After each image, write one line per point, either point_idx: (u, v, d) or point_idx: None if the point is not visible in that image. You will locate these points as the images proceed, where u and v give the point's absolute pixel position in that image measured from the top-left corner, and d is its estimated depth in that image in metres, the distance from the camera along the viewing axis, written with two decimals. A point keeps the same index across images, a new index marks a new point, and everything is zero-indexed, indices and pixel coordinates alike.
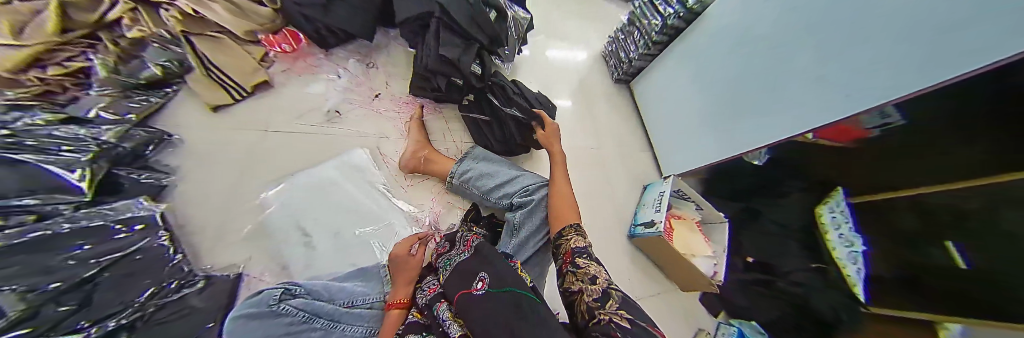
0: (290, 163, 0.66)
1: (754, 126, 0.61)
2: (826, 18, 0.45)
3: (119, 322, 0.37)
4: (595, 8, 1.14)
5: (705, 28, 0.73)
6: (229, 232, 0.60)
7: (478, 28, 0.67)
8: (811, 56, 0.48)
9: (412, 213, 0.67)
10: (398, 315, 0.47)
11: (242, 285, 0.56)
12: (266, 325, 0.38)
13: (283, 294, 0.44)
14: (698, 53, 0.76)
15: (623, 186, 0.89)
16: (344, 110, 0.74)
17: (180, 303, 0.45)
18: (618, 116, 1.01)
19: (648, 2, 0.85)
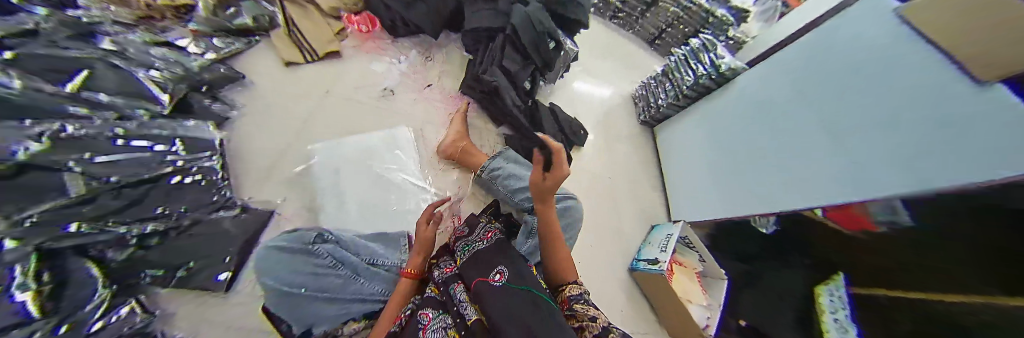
0: (341, 124, 0.72)
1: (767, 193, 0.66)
2: (843, 110, 0.51)
3: (157, 228, 0.45)
4: (635, 56, 1.23)
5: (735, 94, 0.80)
6: (272, 171, 0.64)
7: (537, 52, 0.76)
8: (827, 140, 0.53)
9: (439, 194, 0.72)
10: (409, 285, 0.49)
11: (273, 221, 0.60)
12: (296, 263, 0.46)
13: (318, 238, 0.50)
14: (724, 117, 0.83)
15: (632, 222, 0.92)
16: (398, 91, 0.81)
17: (213, 225, 0.52)
18: (639, 156, 1.06)
19: (684, 60, 0.95)
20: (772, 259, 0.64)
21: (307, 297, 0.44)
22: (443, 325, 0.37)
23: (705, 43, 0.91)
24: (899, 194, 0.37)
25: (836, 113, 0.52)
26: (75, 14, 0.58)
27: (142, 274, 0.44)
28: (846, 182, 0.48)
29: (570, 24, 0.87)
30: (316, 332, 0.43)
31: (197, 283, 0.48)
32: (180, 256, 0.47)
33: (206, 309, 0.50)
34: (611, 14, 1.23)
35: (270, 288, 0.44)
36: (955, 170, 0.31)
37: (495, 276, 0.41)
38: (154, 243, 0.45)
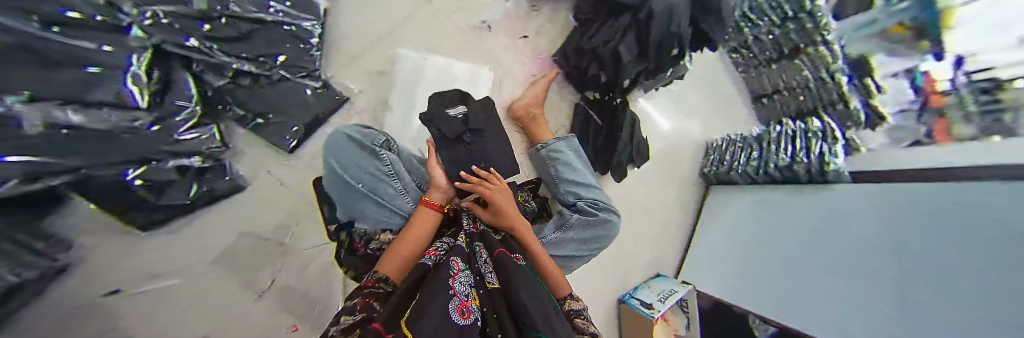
0: (434, 38, 0.67)
1: (789, 303, 0.67)
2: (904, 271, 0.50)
3: (251, 69, 0.47)
4: (731, 102, 1.12)
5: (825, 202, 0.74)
6: (358, 59, 0.61)
7: (657, 50, 0.65)
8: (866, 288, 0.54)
9: None
10: (434, 216, 0.45)
11: (341, 109, 0.59)
12: (361, 158, 0.47)
13: (384, 145, 0.50)
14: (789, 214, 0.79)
15: (642, 264, 0.94)
16: (493, 29, 0.74)
17: (290, 86, 0.52)
18: (679, 207, 1.03)
19: (792, 135, 0.86)
20: None
21: (361, 193, 0.46)
22: (471, 279, 0.33)
23: (828, 130, 0.80)
24: None
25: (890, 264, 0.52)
26: None
27: (230, 109, 0.48)
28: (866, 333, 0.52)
29: (700, 38, 0.75)
30: (358, 226, 0.45)
31: (268, 135, 0.51)
32: (263, 105, 0.49)
33: (268, 161, 0.54)
34: (731, 47, 1.06)
35: (332, 168, 0.46)
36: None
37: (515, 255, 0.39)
38: (245, 83, 0.47)
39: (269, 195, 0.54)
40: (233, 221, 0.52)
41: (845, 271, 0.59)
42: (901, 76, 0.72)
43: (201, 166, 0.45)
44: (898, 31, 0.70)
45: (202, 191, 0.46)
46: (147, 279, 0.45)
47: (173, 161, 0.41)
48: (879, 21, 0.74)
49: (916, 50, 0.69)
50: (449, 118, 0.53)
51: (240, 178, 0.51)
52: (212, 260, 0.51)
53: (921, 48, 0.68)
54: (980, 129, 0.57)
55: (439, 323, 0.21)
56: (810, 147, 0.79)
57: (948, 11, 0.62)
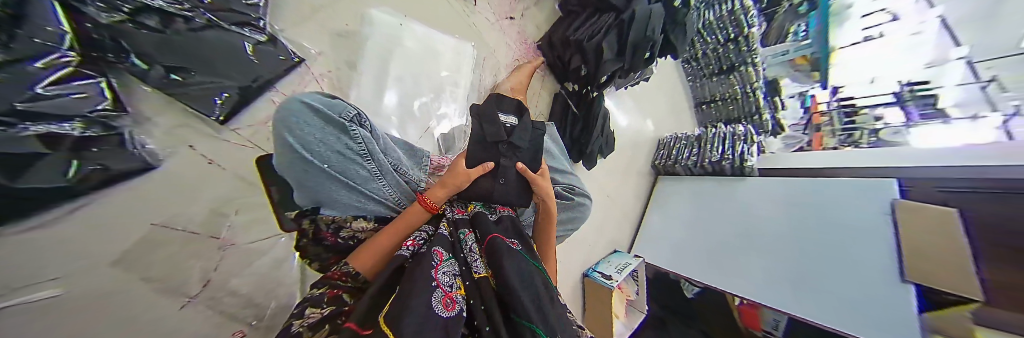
0: (416, 4, 0.64)
1: (719, 263, 0.86)
2: (815, 243, 0.71)
3: (164, 7, 0.36)
4: (678, 105, 1.30)
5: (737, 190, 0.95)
6: (324, 14, 0.55)
7: (634, 50, 0.70)
8: (785, 253, 0.75)
9: None
10: (420, 216, 0.38)
11: (295, 72, 0.53)
12: (326, 135, 0.34)
13: (356, 119, 0.38)
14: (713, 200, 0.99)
15: (602, 243, 1.05)
16: (478, 6, 0.73)
17: (222, 34, 0.41)
18: (634, 193, 1.17)
19: (722, 135, 1.05)
20: (688, 320, 0.87)
21: (326, 175, 0.35)
22: (455, 270, 0.32)
23: (750, 134, 0.97)
24: (818, 312, 0.63)
25: (848, 258, 0.64)
26: None
27: (125, 61, 0.35)
28: (782, 285, 0.71)
29: (666, 46, 0.84)
30: (324, 213, 0.37)
31: (191, 99, 0.41)
32: (180, 57, 0.38)
33: (190, 133, 0.44)
34: (686, 57, 1.20)
35: (285, 144, 0.33)
36: (889, 315, 0.53)
37: (510, 240, 0.38)
38: (153, 26, 0.35)
39: (190, 174, 0.45)
40: (141, 209, 0.40)
41: (814, 263, 0.69)
42: (795, 96, 1.03)
43: (84, 134, 0.32)
44: (802, 62, 0.99)
45: (88, 170, 0.33)
46: None
47: (32, 127, 0.27)
48: (791, 52, 0.99)
49: (810, 79, 0.99)
50: (499, 123, 0.48)
51: (153, 155, 0.41)
52: (110, 263, 0.38)
53: (814, 78, 0.98)
54: (839, 140, 0.90)
55: (423, 319, 0.19)
56: (735, 148, 0.98)
57: (832, 54, 0.93)
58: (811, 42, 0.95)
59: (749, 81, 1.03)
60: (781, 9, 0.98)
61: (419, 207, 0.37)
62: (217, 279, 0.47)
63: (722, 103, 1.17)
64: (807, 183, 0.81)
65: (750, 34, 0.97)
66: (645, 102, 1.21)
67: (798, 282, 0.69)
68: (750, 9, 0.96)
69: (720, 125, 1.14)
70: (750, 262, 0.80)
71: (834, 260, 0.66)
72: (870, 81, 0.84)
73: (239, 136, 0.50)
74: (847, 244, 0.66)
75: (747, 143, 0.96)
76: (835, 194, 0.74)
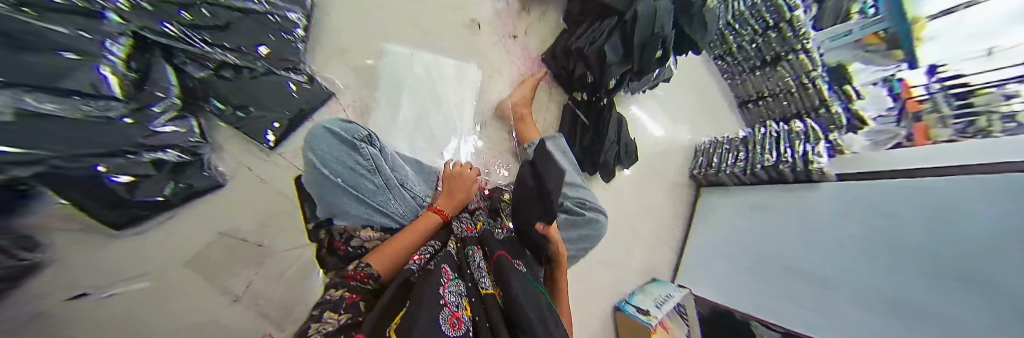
0: (433, 38, 0.74)
1: (775, 286, 0.76)
2: (891, 254, 0.59)
3: (230, 60, 0.50)
4: (716, 107, 1.16)
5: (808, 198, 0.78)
6: (352, 56, 0.68)
7: (639, 54, 0.69)
8: (854, 272, 0.64)
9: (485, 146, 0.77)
10: (435, 222, 0.47)
11: (327, 104, 0.65)
12: (343, 154, 0.44)
13: (366, 139, 0.47)
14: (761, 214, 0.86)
15: (636, 266, 0.93)
16: (483, 30, 0.80)
17: (274, 79, 0.57)
18: (672, 208, 1.03)
19: (776, 137, 0.88)
20: None
21: (339, 187, 0.43)
22: (463, 289, 0.34)
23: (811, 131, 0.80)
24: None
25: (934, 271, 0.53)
26: None
27: (208, 102, 0.48)
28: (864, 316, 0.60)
29: (682, 41, 0.80)
30: (336, 222, 0.43)
31: (249, 128, 0.54)
32: (244, 99, 0.52)
33: (247, 155, 0.55)
34: (716, 53, 1.09)
35: (309, 162, 0.42)
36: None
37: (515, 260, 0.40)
38: (228, 74, 0.50)
39: (255, 193, 0.55)
40: (213, 220, 0.48)
41: (891, 281, 0.58)
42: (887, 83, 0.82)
43: (176, 159, 0.42)
44: (874, 42, 0.84)
45: (181, 187, 0.43)
46: (130, 288, 0.40)
47: (148, 155, 0.38)
48: (856, 32, 0.85)
49: (890, 59, 0.83)
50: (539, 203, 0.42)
51: (221, 175, 0.50)
52: (196, 264, 0.45)
53: (895, 57, 0.81)
54: (957, 132, 0.66)
55: None
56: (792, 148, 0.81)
57: (917, 28, 0.77)
58: (880, 15, 0.82)
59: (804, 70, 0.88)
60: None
61: (432, 213, 0.47)
62: (256, 283, 0.50)
63: (772, 100, 0.99)
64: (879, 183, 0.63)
65: (794, 18, 0.88)
66: (672, 106, 1.10)
67: (914, 317, 0.54)
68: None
69: (771, 124, 0.97)
70: (871, 299, 0.60)
71: (955, 287, 0.50)
72: (987, 53, 0.68)
73: (285, 159, 0.61)
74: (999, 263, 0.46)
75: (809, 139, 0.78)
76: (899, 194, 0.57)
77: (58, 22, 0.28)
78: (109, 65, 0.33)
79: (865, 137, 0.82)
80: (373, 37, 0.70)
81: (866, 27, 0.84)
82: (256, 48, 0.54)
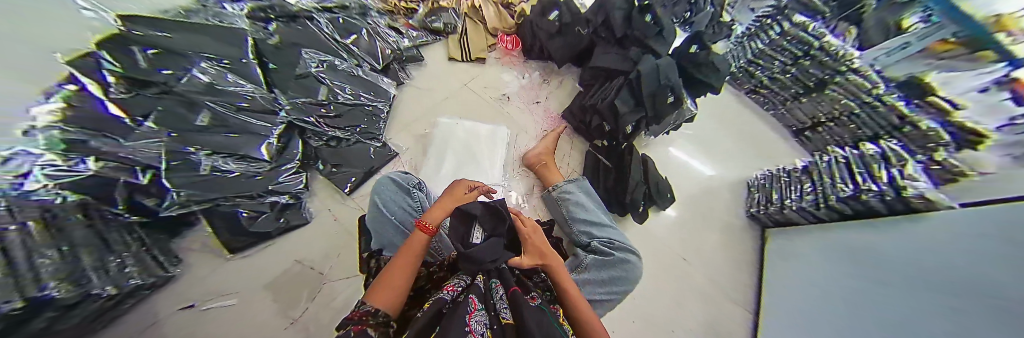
0: (474, 107, 0.96)
1: None
2: (863, 267, 0.52)
3: (337, 135, 0.78)
4: (764, 143, 1.08)
5: (820, 235, 0.69)
6: (415, 126, 0.91)
7: (652, 103, 0.75)
8: (838, 299, 0.55)
9: (515, 188, 0.84)
10: (422, 241, 0.43)
11: (392, 161, 0.84)
12: (399, 198, 0.57)
13: (417, 185, 0.59)
14: (793, 263, 0.74)
15: (693, 329, 0.77)
16: (512, 98, 0.99)
17: (361, 146, 0.81)
18: (731, 256, 0.88)
19: (844, 163, 0.71)
20: None
21: (392, 225, 0.53)
22: (486, 318, 0.31)
23: (891, 154, 0.62)
24: None
25: (887, 270, 0.46)
26: (367, 20, 0.95)
27: (317, 163, 0.79)
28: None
29: (698, 85, 0.84)
30: (385, 254, 0.50)
31: (338, 180, 0.77)
32: (339, 159, 0.78)
33: (335, 203, 0.78)
34: (749, 87, 1.14)
35: (373, 203, 0.56)
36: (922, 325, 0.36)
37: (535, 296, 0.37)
38: (333, 144, 0.79)
39: (329, 229, 0.75)
40: (295, 249, 0.72)
41: (861, 300, 0.49)
42: (1006, 86, 0.48)
43: (286, 201, 0.72)
44: (947, 49, 0.60)
45: (280, 220, 0.71)
46: (216, 297, 0.65)
47: (270, 198, 0.68)
48: (914, 44, 0.67)
49: (982, 62, 0.52)
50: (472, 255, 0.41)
51: (310, 214, 0.76)
52: (264, 285, 0.68)
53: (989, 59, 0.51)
54: None
55: None
56: (857, 176, 0.64)
57: (1003, 23, 0.49)
58: (940, 22, 0.61)
59: (864, 88, 0.76)
60: (869, 6, 0.78)
61: (419, 231, 0.44)
62: (310, 310, 0.67)
63: (832, 126, 0.88)
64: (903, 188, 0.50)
65: (827, 45, 0.84)
66: (708, 142, 1.08)
67: (866, 325, 0.46)
68: (810, 24, 0.89)
69: (836, 149, 0.79)
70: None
71: (896, 281, 0.43)
72: None
73: (357, 203, 0.78)
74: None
75: (859, 153, 0.69)
76: (874, 228, 0.54)
77: (230, 118, 0.58)
78: (267, 144, 0.65)
79: (996, 154, 0.44)
80: (434, 111, 0.94)
81: (924, 37, 0.65)
82: (354, 126, 0.80)
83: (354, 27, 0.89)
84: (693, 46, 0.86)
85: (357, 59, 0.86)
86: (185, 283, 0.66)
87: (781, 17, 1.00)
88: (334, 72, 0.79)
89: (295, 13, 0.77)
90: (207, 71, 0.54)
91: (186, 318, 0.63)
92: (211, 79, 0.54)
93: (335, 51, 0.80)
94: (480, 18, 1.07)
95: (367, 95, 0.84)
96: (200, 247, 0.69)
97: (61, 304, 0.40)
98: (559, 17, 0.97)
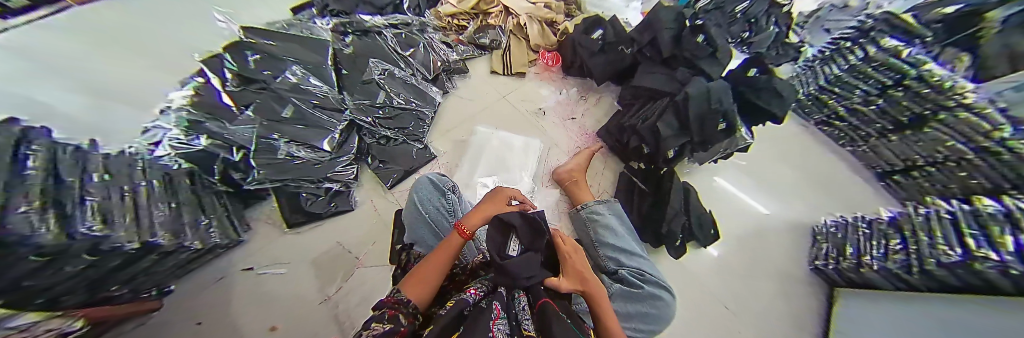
0: (511, 118, 1.00)
1: None
2: None
3: (387, 134, 0.87)
4: (838, 183, 0.95)
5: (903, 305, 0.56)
6: (455, 131, 0.97)
7: (700, 128, 0.71)
8: None
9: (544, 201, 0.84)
10: (458, 244, 0.45)
11: (430, 162, 0.90)
12: (433, 198, 0.60)
13: (451, 188, 0.62)
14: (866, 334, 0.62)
15: None
16: (548, 112, 1.01)
17: (406, 146, 0.88)
18: (784, 311, 0.77)
19: (938, 216, 0.58)
20: None
21: (424, 222, 0.57)
22: (507, 326, 0.32)
23: (1018, 212, 0.44)
24: None
25: None
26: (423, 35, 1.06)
27: (367, 158, 0.87)
28: None
29: (756, 112, 0.78)
30: (416, 249, 0.53)
31: (382, 175, 0.85)
32: (386, 156, 0.86)
33: (376, 195, 0.85)
34: (820, 118, 1.03)
35: (411, 200, 0.60)
36: None
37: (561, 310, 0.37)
38: (383, 142, 0.87)
39: (368, 218, 0.82)
40: (337, 232, 0.80)
41: None
42: None
43: (337, 189, 0.80)
44: None
45: (329, 206, 0.79)
46: (271, 264, 0.75)
47: (326, 184, 0.77)
48: None
49: None
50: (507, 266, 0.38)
51: (354, 202, 0.83)
52: (309, 261, 0.76)
53: None
54: None
55: None
56: (963, 238, 0.50)
57: None
58: None
59: (982, 130, 0.59)
60: (992, 30, 0.61)
61: (457, 236, 0.46)
62: (342, 289, 0.73)
63: (929, 172, 0.74)
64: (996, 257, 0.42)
65: (928, 74, 0.70)
66: (765, 176, 0.97)
67: None
68: (905, 49, 0.77)
69: (937, 201, 0.66)
70: None
71: None
72: None
73: (396, 197, 0.85)
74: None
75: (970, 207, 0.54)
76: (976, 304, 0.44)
77: (307, 113, 0.72)
78: (331, 138, 0.75)
79: None
80: (474, 119, 1.00)
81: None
82: (403, 128, 0.88)
83: (412, 41, 1.00)
84: (751, 69, 0.80)
85: (414, 70, 0.97)
86: (250, 248, 0.77)
87: (863, 39, 0.89)
88: (394, 80, 0.90)
89: (367, 28, 0.94)
90: (295, 73, 0.72)
91: (246, 278, 0.73)
92: (297, 78, 0.72)
93: (395, 61, 0.92)
94: (524, 35, 1.13)
95: (417, 101, 0.93)
96: (265, 217, 0.81)
97: (162, 251, 0.48)
98: (603, 37, 0.98)
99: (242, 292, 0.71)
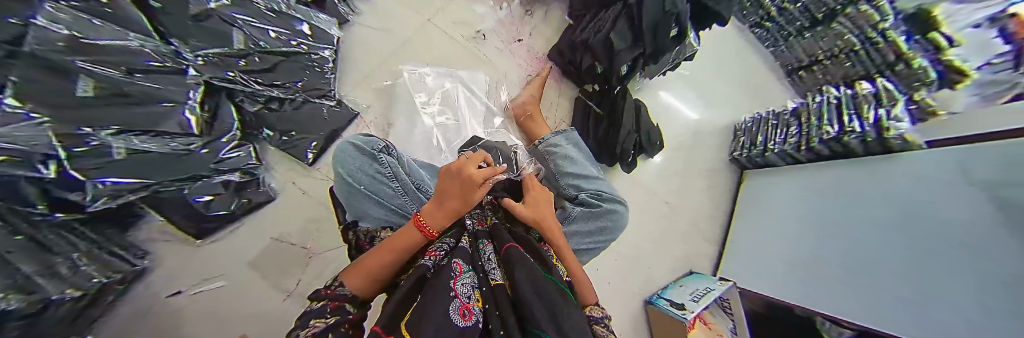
0: (443, 52, 0.81)
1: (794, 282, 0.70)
2: None
3: (279, 94, 0.64)
4: (755, 82, 1.05)
5: None
6: (373, 79, 0.78)
7: (653, 35, 0.65)
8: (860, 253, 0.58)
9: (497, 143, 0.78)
10: (420, 241, 0.35)
11: (354, 121, 0.75)
12: (364, 165, 0.50)
13: (383, 149, 0.52)
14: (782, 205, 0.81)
15: (666, 261, 0.90)
16: (488, 38, 0.84)
17: (310, 107, 0.70)
18: (707, 196, 0.96)
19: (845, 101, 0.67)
20: None
21: (363, 195, 0.48)
22: (474, 280, 0.30)
23: None
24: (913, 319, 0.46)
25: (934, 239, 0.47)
26: None
27: (263, 131, 0.67)
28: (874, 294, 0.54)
29: (705, 14, 0.73)
30: (363, 225, 0.47)
31: (298, 151, 0.70)
32: (291, 125, 0.68)
33: (297, 174, 0.72)
34: (754, 20, 1.02)
35: (338, 174, 0.50)
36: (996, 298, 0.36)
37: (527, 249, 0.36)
38: (275, 107, 0.67)
39: (300, 204, 0.71)
40: (268, 227, 0.69)
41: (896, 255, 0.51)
42: None
43: (241, 179, 0.63)
44: None
45: (239, 201, 0.64)
46: (199, 282, 0.64)
47: (219, 176, 0.58)
48: None
49: None
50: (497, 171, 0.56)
51: (274, 190, 0.70)
52: (247, 266, 0.67)
53: None
54: None
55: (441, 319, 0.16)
56: None
57: None
58: None
59: None
60: None
61: (415, 230, 0.35)
62: (303, 281, 0.69)
63: (827, 65, 0.88)
64: (955, 138, 0.50)
65: None
66: (703, 84, 1.01)
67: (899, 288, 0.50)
68: None
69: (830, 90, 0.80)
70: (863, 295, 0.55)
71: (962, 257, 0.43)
72: None
73: (322, 171, 0.73)
74: (937, 310, 0.43)
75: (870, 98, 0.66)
76: None
77: (132, 87, 0.37)
78: (190, 109, 0.48)
79: None
80: (396, 59, 0.79)
81: None
82: (296, 81, 0.66)
83: None
84: None
85: None
86: (159, 277, 0.62)
87: None
88: None
89: None
90: (58, 19, 0.27)
91: (173, 305, 0.62)
92: (69, 29, 0.28)
93: None
94: None
95: (302, 42, 0.65)
96: (163, 236, 0.63)
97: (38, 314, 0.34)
98: None
99: (183, 318, 0.62)
